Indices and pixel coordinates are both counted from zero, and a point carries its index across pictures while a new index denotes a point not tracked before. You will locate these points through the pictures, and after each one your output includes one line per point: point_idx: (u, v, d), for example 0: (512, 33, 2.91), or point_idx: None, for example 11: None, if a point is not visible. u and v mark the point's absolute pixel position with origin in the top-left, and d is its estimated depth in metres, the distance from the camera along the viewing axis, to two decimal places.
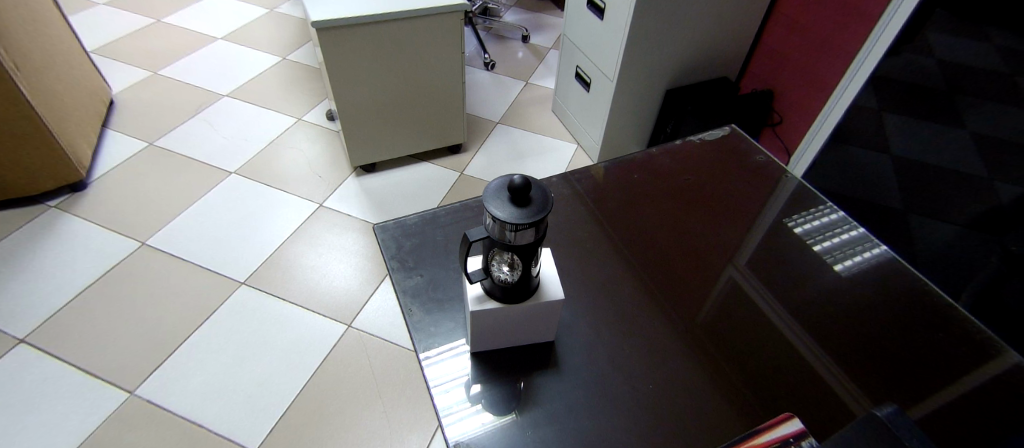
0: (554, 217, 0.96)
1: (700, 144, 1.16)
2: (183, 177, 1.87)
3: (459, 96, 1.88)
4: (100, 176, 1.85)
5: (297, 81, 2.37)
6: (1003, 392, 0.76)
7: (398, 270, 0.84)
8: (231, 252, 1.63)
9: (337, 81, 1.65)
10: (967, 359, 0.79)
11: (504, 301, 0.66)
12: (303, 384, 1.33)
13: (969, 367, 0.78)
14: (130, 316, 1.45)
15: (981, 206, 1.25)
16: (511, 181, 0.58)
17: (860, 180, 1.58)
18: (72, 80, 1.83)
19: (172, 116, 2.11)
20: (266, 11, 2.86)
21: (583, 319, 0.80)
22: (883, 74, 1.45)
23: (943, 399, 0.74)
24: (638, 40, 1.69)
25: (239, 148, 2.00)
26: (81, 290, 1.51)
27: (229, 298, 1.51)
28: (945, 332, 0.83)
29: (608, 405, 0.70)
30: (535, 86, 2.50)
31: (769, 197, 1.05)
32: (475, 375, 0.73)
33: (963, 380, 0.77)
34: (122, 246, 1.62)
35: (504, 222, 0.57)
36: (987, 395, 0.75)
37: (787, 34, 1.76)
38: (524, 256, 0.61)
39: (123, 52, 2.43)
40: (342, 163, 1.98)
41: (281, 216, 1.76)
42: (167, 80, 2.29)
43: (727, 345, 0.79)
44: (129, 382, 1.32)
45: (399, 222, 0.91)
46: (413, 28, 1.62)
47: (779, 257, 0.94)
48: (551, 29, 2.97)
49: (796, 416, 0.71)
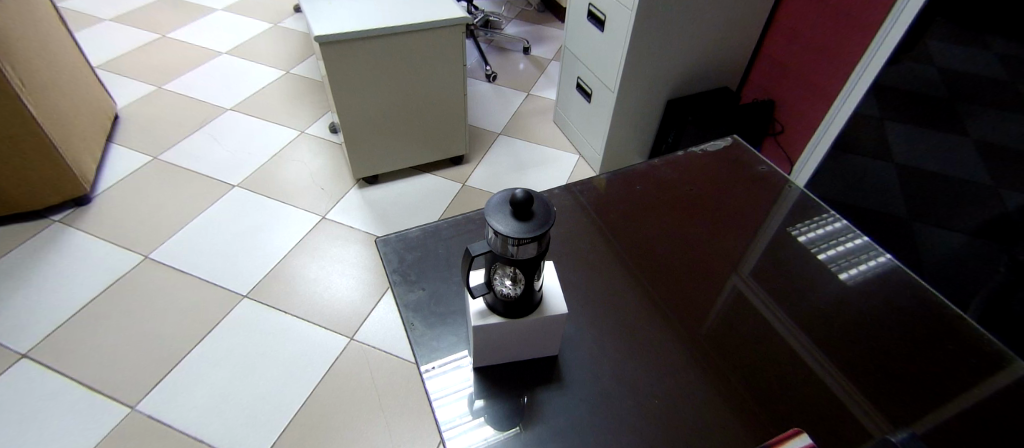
0: (557, 229, 0.96)
1: (701, 155, 1.15)
2: (186, 190, 1.88)
3: (461, 109, 1.89)
4: (104, 190, 1.85)
5: (301, 93, 2.39)
6: (1013, 402, 0.75)
7: (400, 283, 0.83)
8: (233, 266, 1.63)
9: (340, 95, 1.66)
10: (974, 371, 0.78)
11: (506, 316, 0.65)
12: (304, 397, 1.32)
13: (976, 378, 0.77)
14: (132, 330, 1.45)
15: (989, 214, 1.25)
16: (514, 196, 0.57)
17: (862, 188, 1.58)
18: (77, 95, 1.84)
19: (175, 130, 2.12)
20: (270, 25, 2.89)
21: (587, 332, 0.79)
22: (884, 84, 1.45)
23: (952, 411, 0.73)
24: (639, 49, 1.69)
25: (242, 161, 2.01)
26: (85, 305, 1.50)
27: (231, 311, 1.50)
28: (953, 343, 0.82)
29: (612, 419, 0.69)
30: (537, 97, 2.51)
31: (771, 207, 1.05)
32: (478, 389, 0.72)
33: (972, 392, 0.76)
34: (125, 260, 1.63)
35: (506, 236, 0.56)
36: (996, 407, 0.74)
37: (787, 43, 1.77)
38: (526, 271, 0.60)
39: (128, 66, 2.45)
40: (344, 176, 1.99)
41: (282, 229, 1.76)
42: (171, 93, 2.31)
43: (732, 357, 0.78)
44: (129, 396, 1.31)
45: (400, 235, 0.90)
46: (409, 42, 1.63)
47: (783, 265, 0.94)
48: (552, 40, 2.99)
49: (803, 431, 0.70)
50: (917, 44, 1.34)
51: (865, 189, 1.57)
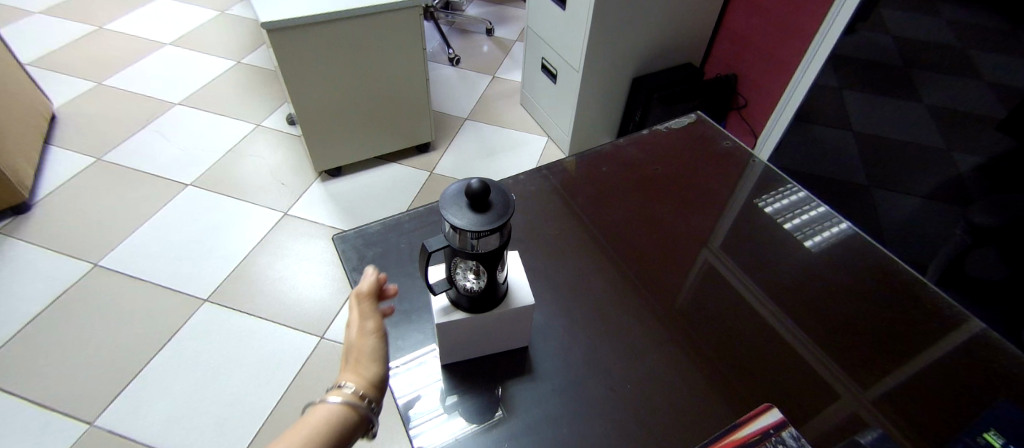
0: (525, 216, 0.93)
1: (667, 132, 1.14)
2: (135, 192, 1.78)
3: (424, 95, 1.84)
4: (45, 196, 1.74)
5: (255, 84, 2.28)
6: (971, 359, 0.77)
7: (362, 282, 0.80)
8: (191, 269, 1.56)
9: (294, 84, 1.59)
10: (933, 330, 0.80)
11: (471, 311, 0.63)
12: (275, 401, 1.28)
13: (936, 336, 0.80)
14: (86, 342, 1.38)
15: (941, 179, 1.26)
16: (469, 186, 0.54)
17: (824, 158, 1.60)
18: (6, 95, 1.71)
19: (121, 129, 2.01)
20: (218, 13, 2.74)
21: (558, 320, 0.78)
22: (843, 54, 1.47)
23: (915, 369, 0.75)
24: (601, 27, 1.66)
25: (194, 159, 1.92)
26: (30, 319, 1.42)
27: (192, 317, 1.44)
28: (916, 305, 0.83)
29: (587, 408, 0.68)
30: (502, 79, 2.47)
31: (737, 181, 1.05)
32: (447, 386, 0.70)
33: (933, 350, 0.78)
34: (74, 269, 1.54)
35: (464, 231, 0.53)
36: (954, 363, 0.77)
37: (748, 16, 1.78)
38: (488, 264, 0.58)
39: (64, 62, 2.30)
40: (306, 169, 1.92)
41: (241, 228, 1.69)
42: (113, 90, 2.18)
43: (706, 333, 0.78)
44: (87, 412, 1.25)
45: (360, 230, 0.87)
46: (365, 27, 1.56)
47: (752, 236, 0.94)
48: (515, 21, 2.93)
49: (777, 405, 0.71)
50: (870, 12, 1.34)
51: (826, 159, 1.59)
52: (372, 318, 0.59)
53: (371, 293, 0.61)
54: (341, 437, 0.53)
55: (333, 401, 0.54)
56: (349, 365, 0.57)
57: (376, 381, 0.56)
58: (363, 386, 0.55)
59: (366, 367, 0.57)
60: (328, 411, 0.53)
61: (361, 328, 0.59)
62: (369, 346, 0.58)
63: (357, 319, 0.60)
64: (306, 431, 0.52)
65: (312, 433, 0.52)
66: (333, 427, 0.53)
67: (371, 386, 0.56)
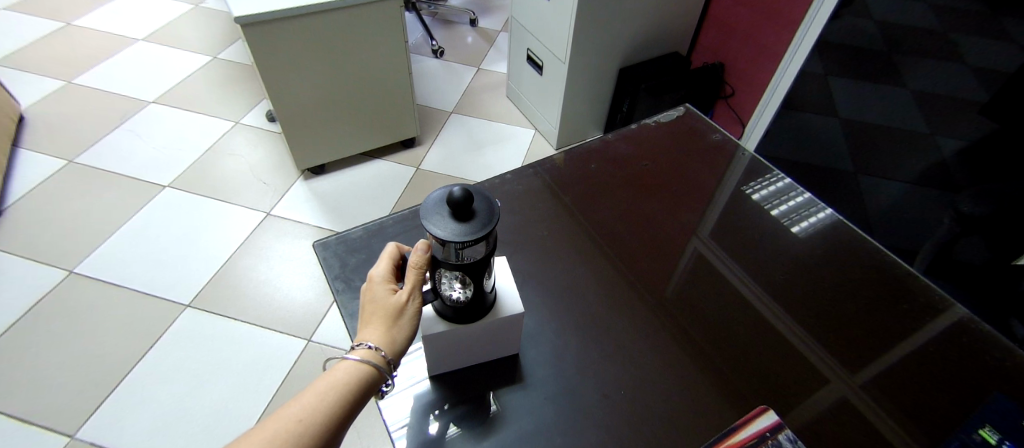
0: (513, 217, 0.91)
1: (655, 125, 1.12)
2: (110, 195, 1.73)
3: (408, 89, 1.80)
4: (15, 201, 1.68)
5: (232, 80, 2.22)
6: (960, 342, 0.77)
7: (344, 291, 0.77)
8: (170, 274, 1.52)
9: (271, 80, 1.54)
10: (920, 314, 0.80)
11: (456, 322, 0.61)
12: (263, 406, 1.26)
13: (923, 320, 0.79)
14: (62, 353, 1.34)
15: (923, 165, 1.29)
16: (451, 194, 0.51)
17: (811, 147, 1.59)
18: None
19: (93, 129, 1.94)
20: (192, 7, 2.66)
21: (548, 325, 0.76)
22: (829, 41, 1.45)
23: (903, 353, 0.75)
24: (586, 17, 1.63)
25: (171, 159, 1.86)
26: (3, 330, 1.37)
27: (173, 324, 1.40)
28: (902, 288, 0.83)
29: (579, 417, 0.66)
30: (487, 71, 2.43)
31: (724, 171, 1.04)
32: (436, 399, 0.68)
33: (921, 334, 0.77)
34: (48, 277, 1.49)
35: (447, 241, 0.51)
36: (943, 347, 0.76)
37: (734, 3, 1.75)
38: (473, 274, 0.56)
39: (31, 61, 2.21)
40: (288, 168, 1.87)
41: (222, 230, 1.64)
42: (84, 88, 2.10)
43: (698, 329, 0.77)
44: (67, 425, 1.21)
45: (341, 236, 0.84)
46: (344, 19, 1.52)
47: (740, 224, 0.93)
48: (499, 11, 2.89)
49: (773, 406, 0.69)
50: None
51: (814, 148, 1.59)
52: (416, 288, 0.58)
53: (423, 266, 0.57)
54: (362, 394, 0.54)
55: (360, 358, 0.54)
56: (381, 326, 0.56)
57: (403, 347, 0.57)
58: (391, 349, 0.55)
59: (398, 331, 0.56)
60: (353, 367, 0.54)
61: (395, 295, 0.57)
62: (405, 312, 0.57)
63: (385, 280, 0.59)
64: (332, 379, 0.53)
65: (338, 385, 0.53)
66: (357, 382, 0.54)
67: (397, 351, 0.56)
